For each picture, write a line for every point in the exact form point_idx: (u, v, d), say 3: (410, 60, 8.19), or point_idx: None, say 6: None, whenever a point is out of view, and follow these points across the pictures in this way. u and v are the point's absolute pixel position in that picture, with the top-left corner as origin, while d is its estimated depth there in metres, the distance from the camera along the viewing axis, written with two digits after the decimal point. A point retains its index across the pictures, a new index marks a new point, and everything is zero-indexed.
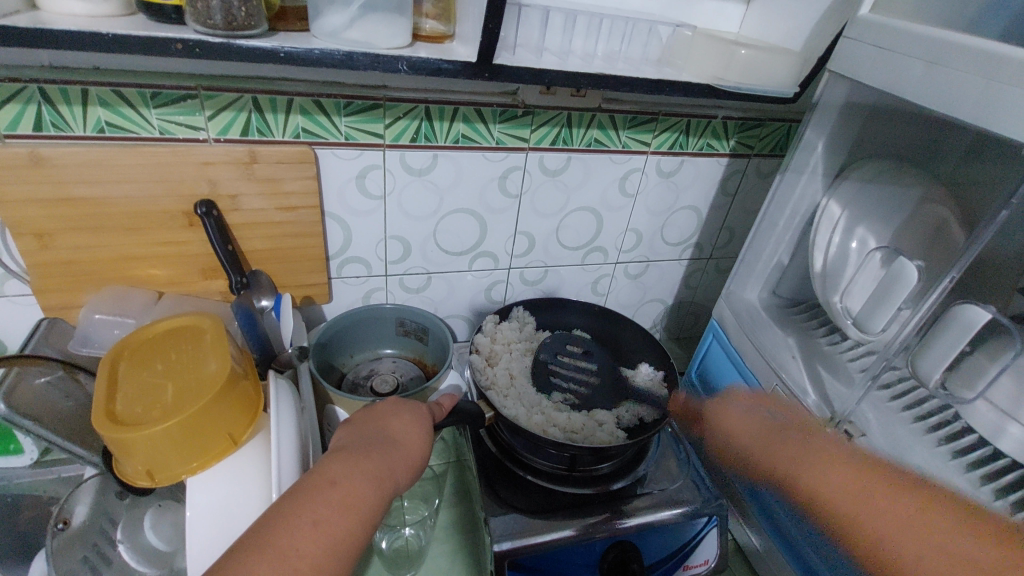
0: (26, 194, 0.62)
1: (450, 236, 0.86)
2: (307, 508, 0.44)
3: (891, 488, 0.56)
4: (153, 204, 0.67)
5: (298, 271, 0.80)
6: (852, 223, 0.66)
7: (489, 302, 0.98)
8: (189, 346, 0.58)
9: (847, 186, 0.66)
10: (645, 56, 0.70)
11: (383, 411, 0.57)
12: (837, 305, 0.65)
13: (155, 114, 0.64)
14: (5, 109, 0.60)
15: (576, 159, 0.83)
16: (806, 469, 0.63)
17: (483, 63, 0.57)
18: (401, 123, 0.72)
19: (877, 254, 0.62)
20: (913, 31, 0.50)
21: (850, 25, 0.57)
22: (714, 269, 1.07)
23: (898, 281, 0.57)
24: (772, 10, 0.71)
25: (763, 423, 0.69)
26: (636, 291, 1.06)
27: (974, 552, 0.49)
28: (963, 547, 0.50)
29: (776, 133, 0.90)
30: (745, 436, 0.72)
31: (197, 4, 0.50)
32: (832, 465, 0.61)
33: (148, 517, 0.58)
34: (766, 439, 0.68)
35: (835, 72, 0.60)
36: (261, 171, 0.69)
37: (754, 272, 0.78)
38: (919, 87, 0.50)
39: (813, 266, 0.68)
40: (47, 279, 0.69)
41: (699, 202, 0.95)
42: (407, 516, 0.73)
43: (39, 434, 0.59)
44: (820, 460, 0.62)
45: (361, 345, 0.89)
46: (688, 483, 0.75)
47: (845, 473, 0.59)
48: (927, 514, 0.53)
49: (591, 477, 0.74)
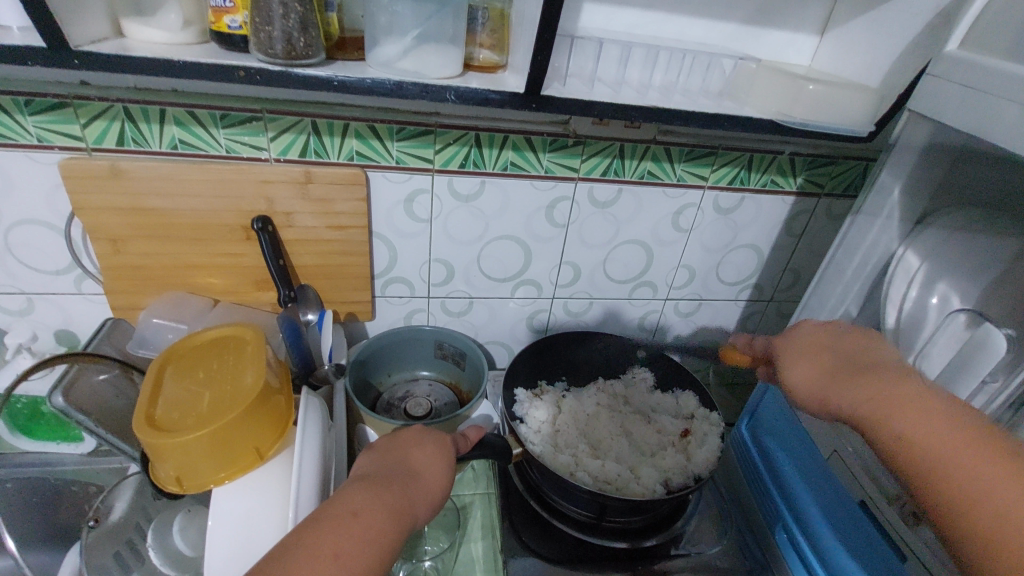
0: (104, 202, 0.68)
1: (494, 262, 0.85)
2: (328, 538, 0.43)
3: (965, 430, 0.44)
4: (215, 217, 0.71)
5: (345, 288, 0.82)
6: (932, 277, 0.59)
7: (531, 331, 0.96)
8: (231, 355, 0.60)
9: (928, 236, 0.60)
10: (705, 88, 0.67)
11: (407, 440, 0.56)
12: (910, 367, 0.59)
13: (222, 133, 0.68)
14: (93, 126, 0.65)
15: (627, 191, 0.81)
16: (871, 407, 0.48)
17: (532, 94, 0.57)
18: (452, 149, 0.73)
19: (961, 315, 0.56)
20: (1008, 71, 0.45)
21: (935, 62, 0.52)
22: (775, 313, 1.00)
23: (982, 350, 0.53)
24: (848, 44, 0.66)
25: (830, 357, 0.55)
26: (688, 330, 1.00)
27: None
28: None
29: (851, 171, 0.84)
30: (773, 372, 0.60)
31: (261, 35, 0.52)
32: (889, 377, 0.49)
33: (178, 521, 0.60)
34: (833, 375, 0.53)
35: (916, 111, 0.55)
36: (316, 190, 0.72)
37: (817, 322, 0.70)
38: (1014, 131, 0.44)
39: (884, 321, 0.62)
40: (117, 281, 0.74)
41: (761, 241, 0.89)
42: (428, 547, 0.68)
43: (91, 430, 0.63)
44: (894, 393, 0.47)
45: (400, 365, 0.90)
46: (729, 548, 0.71)
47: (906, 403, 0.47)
48: None
49: (621, 530, 0.70)
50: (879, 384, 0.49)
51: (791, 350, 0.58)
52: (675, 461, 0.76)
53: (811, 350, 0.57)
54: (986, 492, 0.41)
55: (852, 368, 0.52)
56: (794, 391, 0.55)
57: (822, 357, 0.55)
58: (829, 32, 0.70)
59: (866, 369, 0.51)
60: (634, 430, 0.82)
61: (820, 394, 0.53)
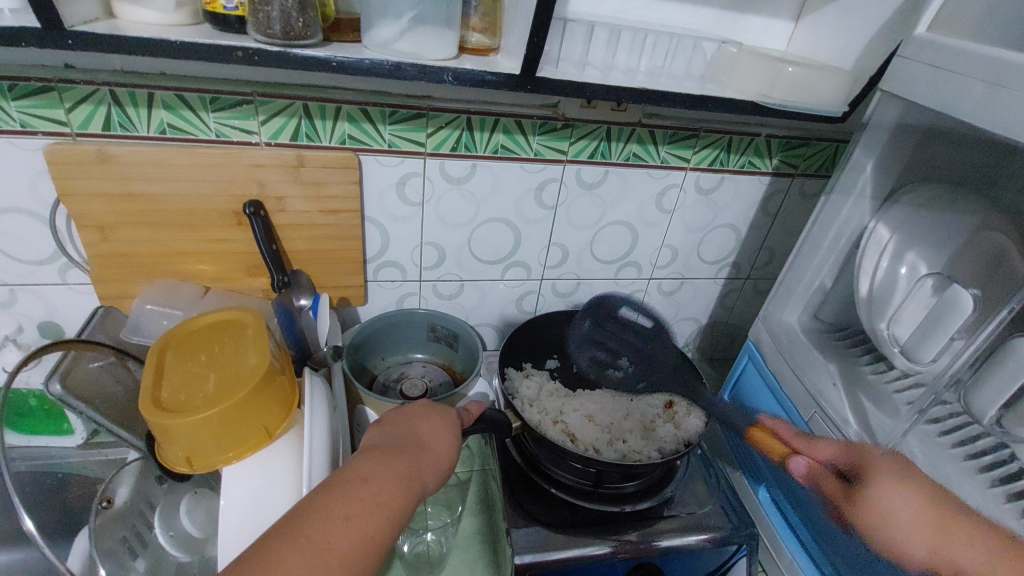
0: (92, 188, 0.66)
1: (485, 245, 0.87)
2: (339, 503, 0.45)
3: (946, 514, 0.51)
4: (206, 202, 0.71)
5: (338, 272, 0.83)
6: (901, 248, 0.64)
7: (520, 312, 0.98)
8: (232, 337, 0.61)
9: (897, 211, 0.65)
10: (688, 71, 0.70)
11: (414, 413, 0.58)
12: (884, 331, 0.63)
13: (212, 117, 0.67)
14: (79, 110, 0.63)
15: (613, 172, 0.83)
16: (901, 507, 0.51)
17: (527, 75, 0.58)
18: (444, 133, 0.74)
19: (929, 280, 0.60)
20: (973, 51, 0.48)
21: (905, 45, 0.56)
22: (752, 290, 1.04)
23: (952, 309, 0.56)
24: (822, 27, 0.70)
25: (904, 475, 0.53)
26: (671, 308, 1.04)
27: None
28: None
29: (823, 152, 0.88)
30: (894, 510, 0.52)
31: (259, 15, 0.53)
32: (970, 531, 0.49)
33: (184, 503, 0.61)
34: (909, 490, 0.52)
35: (887, 92, 0.59)
36: (308, 174, 0.72)
37: (795, 294, 0.75)
38: (976, 110, 0.48)
39: (859, 290, 0.66)
40: (105, 269, 0.73)
41: (738, 220, 0.93)
42: (430, 521, 0.73)
43: (91, 417, 0.63)
44: (903, 480, 0.53)
45: (393, 347, 0.91)
46: (717, 509, 0.74)
47: (907, 489, 0.52)
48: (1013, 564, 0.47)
49: (615, 495, 0.73)
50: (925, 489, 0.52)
51: (884, 470, 0.54)
52: (666, 431, 0.80)
53: (909, 481, 0.53)
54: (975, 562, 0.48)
55: (914, 486, 0.52)
56: (887, 513, 0.52)
57: (901, 472, 0.53)
58: (804, 17, 0.73)
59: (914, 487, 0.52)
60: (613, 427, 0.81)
61: (898, 515, 0.51)
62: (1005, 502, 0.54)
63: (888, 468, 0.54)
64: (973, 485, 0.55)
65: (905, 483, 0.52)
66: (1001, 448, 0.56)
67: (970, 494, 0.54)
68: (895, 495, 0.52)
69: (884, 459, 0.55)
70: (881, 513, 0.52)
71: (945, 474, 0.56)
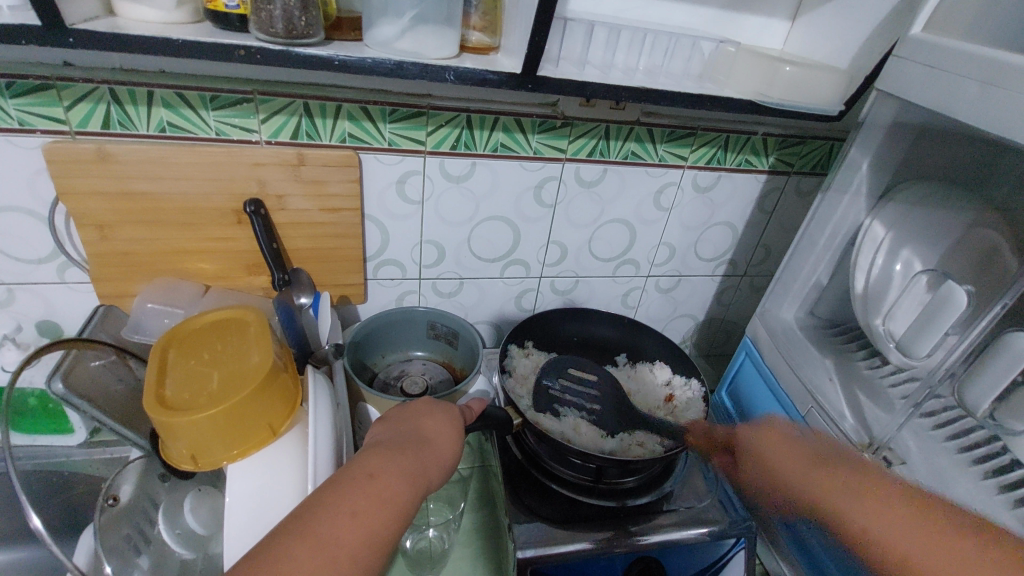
0: (91, 186, 0.66)
1: (484, 243, 0.87)
2: (346, 499, 0.45)
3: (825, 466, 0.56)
4: (205, 201, 0.71)
5: (338, 271, 0.83)
6: (896, 245, 0.65)
7: (519, 310, 0.99)
8: (234, 335, 0.61)
9: (892, 209, 0.65)
10: (686, 70, 0.70)
11: (417, 410, 0.58)
12: (880, 328, 0.64)
13: (212, 116, 0.67)
14: (78, 108, 0.63)
15: (612, 171, 0.84)
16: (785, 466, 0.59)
17: (527, 74, 0.59)
18: (444, 131, 0.74)
19: (923, 278, 0.61)
20: (967, 52, 0.49)
21: (901, 44, 0.56)
22: (748, 287, 1.05)
23: (945, 306, 0.57)
24: (819, 27, 0.70)
25: (788, 440, 0.61)
26: (668, 305, 1.05)
27: (885, 515, 0.49)
28: (899, 511, 0.48)
29: (819, 150, 0.89)
30: (779, 468, 0.60)
31: (261, 14, 0.53)
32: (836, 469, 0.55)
33: (189, 501, 0.63)
34: (794, 453, 0.59)
35: (882, 91, 0.60)
36: (308, 172, 0.72)
37: (791, 291, 0.76)
38: (969, 109, 0.49)
39: (854, 286, 0.67)
40: (104, 268, 0.73)
41: (735, 218, 0.94)
42: (432, 517, 0.74)
43: (93, 416, 0.62)
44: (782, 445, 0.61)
45: (393, 345, 0.91)
46: (715, 503, 0.75)
47: (788, 450, 0.60)
48: (873, 494, 0.51)
49: (613, 491, 0.74)
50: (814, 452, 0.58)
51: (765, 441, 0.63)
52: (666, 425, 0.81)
53: (787, 444, 0.61)
54: (840, 501, 0.52)
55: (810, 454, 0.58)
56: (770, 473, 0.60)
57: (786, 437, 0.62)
58: (800, 16, 0.74)
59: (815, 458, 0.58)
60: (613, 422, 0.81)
61: (778, 474, 0.60)
62: (998, 494, 0.54)
63: (770, 438, 0.63)
64: (967, 477, 0.56)
65: (783, 447, 0.61)
66: (994, 440, 0.57)
67: (964, 486, 0.55)
68: (774, 454, 0.61)
69: (771, 428, 0.64)
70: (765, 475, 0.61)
71: (939, 468, 0.57)
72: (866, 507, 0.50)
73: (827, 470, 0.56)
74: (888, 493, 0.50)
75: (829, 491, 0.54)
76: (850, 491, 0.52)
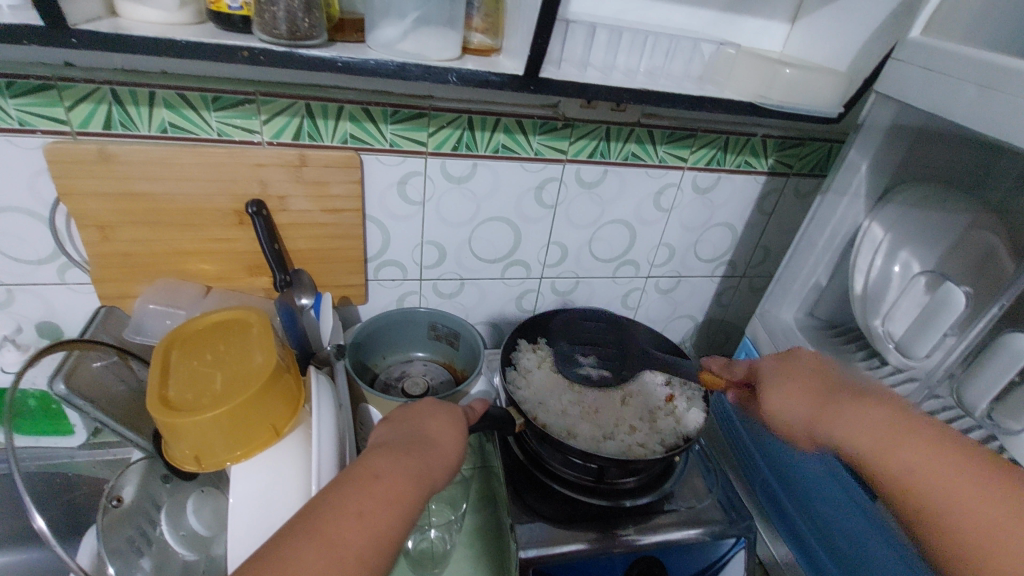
0: (93, 187, 0.66)
1: (484, 244, 0.88)
2: (352, 499, 0.45)
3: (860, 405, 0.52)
4: (207, 201, 0.71)
5: (339, 272, 0.83)
6: (896, 246, 0.65)
7: (519, 311, 0.99)
8: (237, 336, 0.61)
9: (890, 210, 0.66)
10: (687, 72, 0.71)
11: (420, 410, 0.58)
12: (879, 328, 0.64)
13: (214, 117, 0.67)
14: (79, 109, 0.63)
15: (612, 172, 0.84)
16: (809, 407, 0.55)
17: (530, 76, 0.59)
18: (445, 132, 0.75)
19: (922, 278, 0.62)
20: (966, 54, 0.50)
21: (900, 47, 0.57)
22: (747, 288, 1.06)
23: (944, 307, 0.57)
24: (818, 30, 0.71)
25: (809, 378, 0.57)
26: (668, 306, 1.05)
27: (937, 470, 0.47)
28: (958, 472, 0.46)
29: (817, 152, 0.89)
30: (803, 414, 0.55)
31: (265, 15, 0.53)
32: (850, 404, 0.53)
33: (191, 502, 0.64)
34: (814, 395, 0.55)
35: (881, 93, 0.60)
36: (310, 173, 0.72)
37: (790, 292, 0.76)
38: (968, 110, 0.50)
39: (853, 287, 0.67)
40: (105, 269, 0.73)
41: (734, 219, 0.95)
42: (435, 518, 0.75)
43: (95, 417, 0.62)
44: (799, 381, 0.57)
45: (394, 346, 0.91)
46: (716, 504, 0.75)
47: (800, 390, 0.57)
48: (925, 443, 0.48)
49: (613, 491, 0.74)
50: (830, 390, 0.55)
51: (773, 375, 0.59)
52: (666, 425, 0.81)
53: (801, 383, 0.57)
54: (889, 454, 0.49)
55: (826, 392, 0.55)
56: (783, 417, 0.57)
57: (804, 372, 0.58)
58: (800, 19, 0.74)
59: (836, 395, 0.54)
60: (613, 422, 0.81)
61: (804, 421, 0.55)
62: None
63: (781, 379, 0.59)
64: None
65: (795, 384, 0.57)
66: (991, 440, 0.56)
67: None
68: (789, 396, 0.57)
69: (780, 365, 0.60)
70: (787, 422, 0.56)
71: None
72: (918, 463, 0.48)
73: (859, 410, 0.52)
74: (943, 444, 0.48)
75: (867, 435, 0.51)
76: (897, 441, 0.49)
